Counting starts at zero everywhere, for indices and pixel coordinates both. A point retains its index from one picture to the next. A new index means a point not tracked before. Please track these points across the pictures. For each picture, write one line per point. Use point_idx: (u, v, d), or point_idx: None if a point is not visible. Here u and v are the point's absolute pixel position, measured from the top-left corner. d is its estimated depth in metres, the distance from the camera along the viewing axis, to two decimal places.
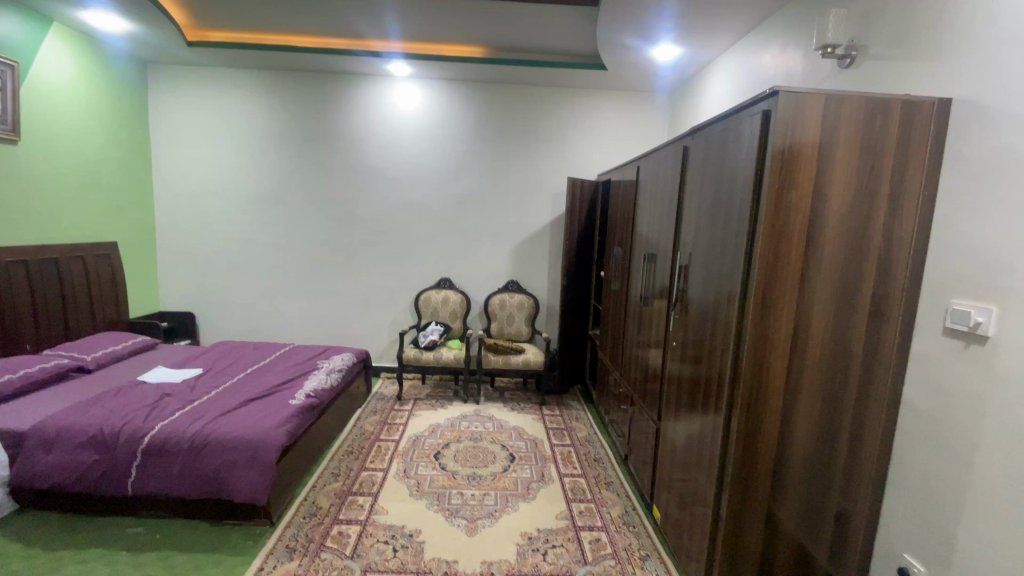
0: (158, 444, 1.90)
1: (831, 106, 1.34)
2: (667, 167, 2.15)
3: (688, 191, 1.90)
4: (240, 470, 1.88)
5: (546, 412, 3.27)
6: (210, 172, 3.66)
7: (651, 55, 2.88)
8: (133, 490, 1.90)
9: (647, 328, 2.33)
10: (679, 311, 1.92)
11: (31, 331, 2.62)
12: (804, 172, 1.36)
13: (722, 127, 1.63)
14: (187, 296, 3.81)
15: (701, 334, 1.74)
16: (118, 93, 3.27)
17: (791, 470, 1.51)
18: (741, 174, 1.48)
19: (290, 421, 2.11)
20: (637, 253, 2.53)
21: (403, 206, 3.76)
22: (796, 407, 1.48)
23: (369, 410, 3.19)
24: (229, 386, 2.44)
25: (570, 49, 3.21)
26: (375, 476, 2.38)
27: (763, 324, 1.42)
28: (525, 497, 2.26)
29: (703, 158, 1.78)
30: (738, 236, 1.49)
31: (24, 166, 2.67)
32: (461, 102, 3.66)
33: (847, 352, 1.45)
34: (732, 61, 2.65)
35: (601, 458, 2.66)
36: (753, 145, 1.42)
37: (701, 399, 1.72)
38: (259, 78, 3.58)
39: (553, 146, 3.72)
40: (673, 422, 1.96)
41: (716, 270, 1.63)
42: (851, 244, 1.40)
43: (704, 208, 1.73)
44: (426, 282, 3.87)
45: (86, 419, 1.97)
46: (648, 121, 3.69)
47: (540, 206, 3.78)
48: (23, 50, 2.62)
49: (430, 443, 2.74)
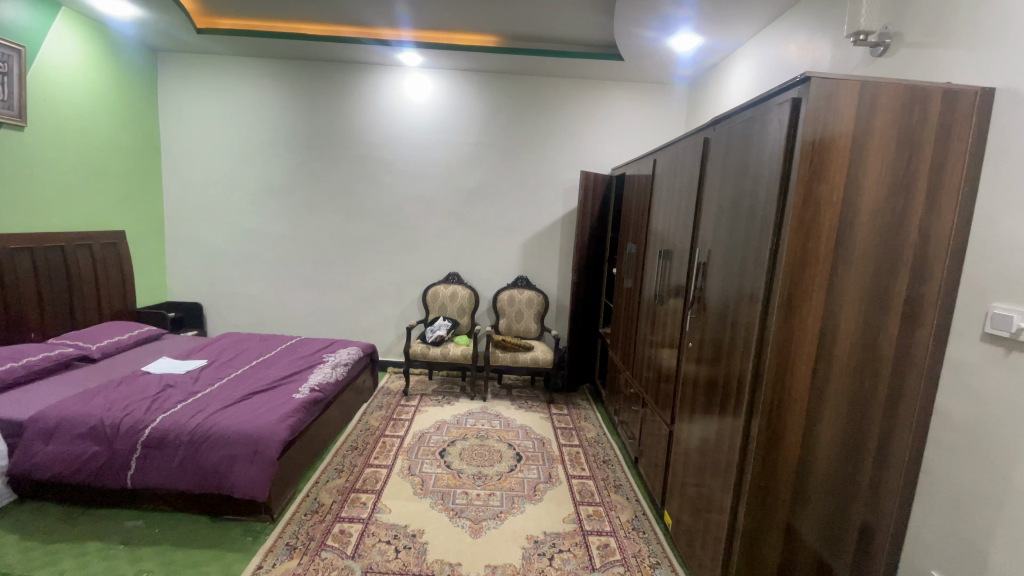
0: (158, 437, 1.87)
1: (866, 95, 1.25)
2: (687, 160, 2.06)
3: (708, 185, 1.82)
4: (240, 465, 1.84)
5: (554, 411, 3.21)
6: (218, 162, 3.63)
7: (670, 45, 2.79)
8: (132, 483, 1.87)
9: (661, 328, 2.26)
10: (696, 311, 1.84)
11: (36, 320, 2.61)
12: (836, 164, 1.27)
13: (746, 117, 1.55)
14: (194, 287, 3.79)
15: (719, 335, 1.66)
16: (126, 80, 3.24)
17: (814, 480, 1.43)
18: (767, 168, 1.40)
19: (292, 415, 2.06)
20: (651, 250, 2.46)
21: (412, 199, 3.71)
22: (821, 415, 1.39)
23: (375, 405, 3.15)
24: (232, 378, 2.40)
25: (585, 39, 3.12)
26: (378, 472, 2.34)
27: (788, 326, 1.34)
28: (531, 498, 2.20)
29: (726, 150, 1.69)
30: (763, 233, 1.40)
31: (29, 153, 2.65)
32: (472, 92, 3.58)
33: (876, 357, 1.37)
34: (755, 51, 2.55)
35: (610, 460, 2.59)
36: (781, 135, 1.33)
37: (718, 403, 1.64)
38: (268, 67, 3.53)
39: (566, 140, 3.63)
40: (687, 425, 1.89)
41: (737, 268, 1.55)
42: (884, 243, 1.31)
43: (725, 203, 1.65)
44: (434, 277, 3.81)
45: (87, 409, 1.94)
46: (664, 115, 3.60)
47: (552, 200, 3.70)
48: (30, 36, 2.59)
49: (435, 440, 2.69)
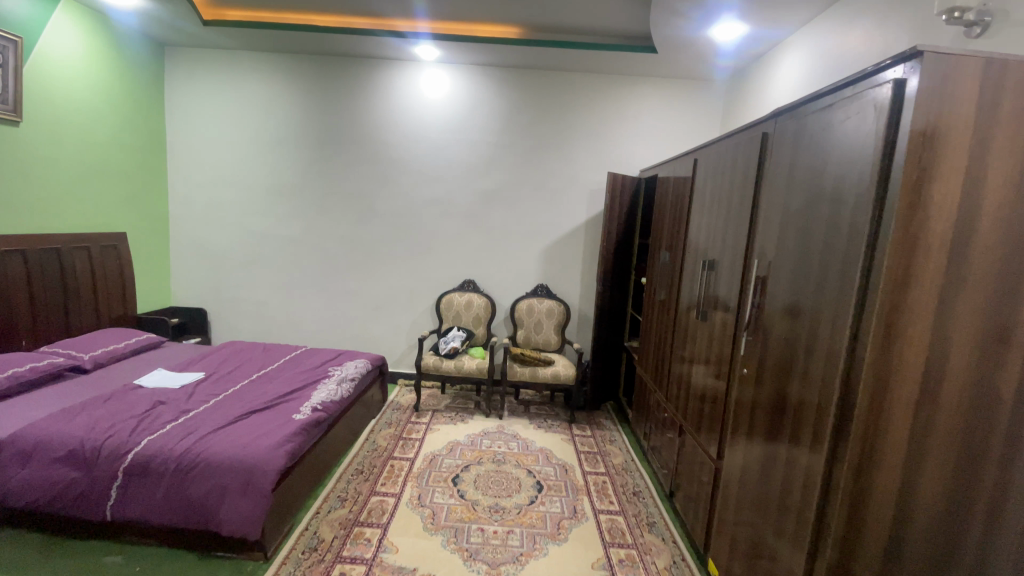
0: (141, 464, 1.67)
1: (989, 78, 1.02)
2: (737, 157, 1.82)
3: (768, 188, 1.58)
4: (231, 498, 1.64)
5: (576, 431, 2.97)
6: (225, 161, 3.47)
7: (710, 36, 2.55)
8: (112, 515, 1.67)
9: (701, 346, 2.02)
10: (752, 333, 1.59)
11: (28, 327, 2.45)
12: (950, 161, 1.04)
13: (826, 107, 1.32)
14: (199, 291, 3.63)
15: (783, 364, 1.42)
16: (131, 75, 3.10)
17: (910, 541, 1.19)
18: (856, 164, 1.17)
19: (291, 440, 1.86)
20: (690, 260, 2.21)
21: (427, 201, 3.51)
22: (921, 464, 1.15)
23: (384, 421, 2.94)
24: (230, 394, 2.21)
25: (615, 29, 2.88)
26: (385, 502, 2.12)
27: (884, 356, 1.11)
28: (555, 537, 1.96)
29: (794, 147, 1.45)
30: (850, 242, 1.17)
31: (25, 150, 2.49)
32: (493, 89, 3.38)
33: (992, 400, 1.11)
34: (809, 40, 2.29)
35: (641, 491, 2.35)
36: (877, 124, 1.11)
37: (782, 442, 1.40)
38: (280, 62, 3.37)
39: (591, 141, 3.40)
40: (738, 462, 1.64)
41: (809, 285, 1.31)
42: (1008, 261, 1.06)
43: (793, 208, 1.42)
44: (448, 284, 3.60)
45: (67, 430, 1.76)
46: (698, 112, 3.35)
47: (574, 203, 3.47)
48: (29, 26, 2.45)
49: (448, 464, 2.47)
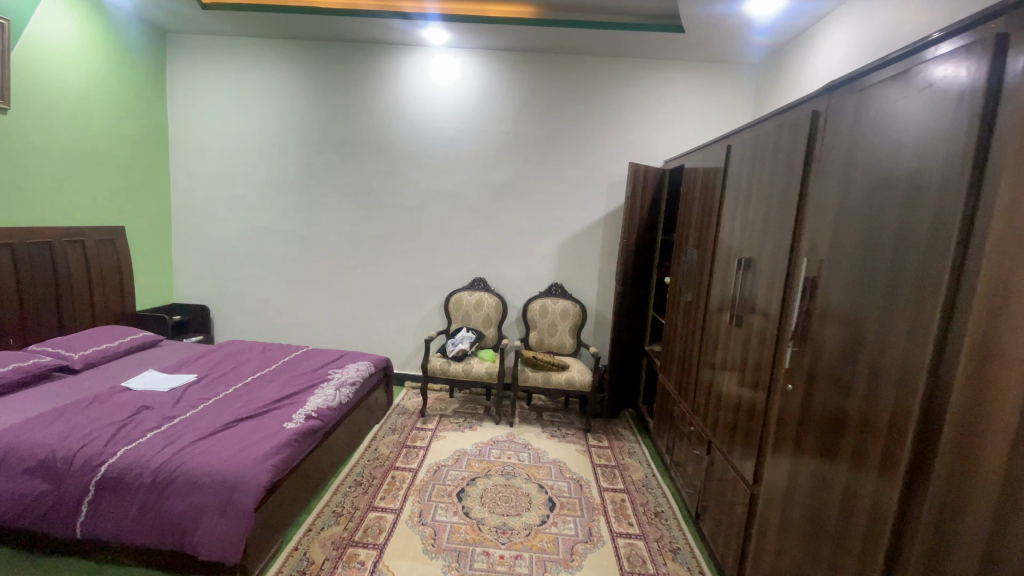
0: (114, 477, 1.53)
1: None
2: (780, 142, 1.60)
3: (819, 174, 1.36)
4: (209, 518, 1.48)
5: (592, 441, 2.77)
6: (227, 152, 3.35)
7: (744, 11, 2.32)
8: (84, 532, 1.53)
9: (734, 353, 1.80)
10: (799, 342, 1.38)
11: (17, 324, 2.34)
12: None
13: (896, 78, 1.11)
14: (202, 288, 3.53)
15: (841, 379, 1.20)
16: (129, 62, 2.98)
17: None
18: (939, 144, 0.96)
19: (279, 452, 1.70)
20: (721, 258, 2.00)
21: (435, 194, 3.34)
22: None
23: (387, 427, 2.78)
24: (221, 399, 2.06)
25: (639, 7, 2.66)
26: (383, 519, 1.95)
27: None
28: (568, 565, 1.77)
29: (852, 126, 1.24)
30: (933, 238, 0.95)
31: (16, 138, 2.39)
32: (507, 74, 3.18)
33: None
34: (858, 12, 2.06)
35: (663, 512, 2.14)
36: (969, 93, 0.90)
37: (838, 471, 1.19)
38: (283, 49, 3.23)
39: (611, 131, 3.19)
40: (781, 489, 1.42)
41: (877, 288, 1.09)
42: None
43: (854, 196, 1.20)
44: (458, 283, 3.43)
45: (40, 437, 1.63)
46: (726, 100, 3.11)
47: (592, 196, 3.27)
48: (18, 8, 2.33)
49: (453, 476, 2.30)
